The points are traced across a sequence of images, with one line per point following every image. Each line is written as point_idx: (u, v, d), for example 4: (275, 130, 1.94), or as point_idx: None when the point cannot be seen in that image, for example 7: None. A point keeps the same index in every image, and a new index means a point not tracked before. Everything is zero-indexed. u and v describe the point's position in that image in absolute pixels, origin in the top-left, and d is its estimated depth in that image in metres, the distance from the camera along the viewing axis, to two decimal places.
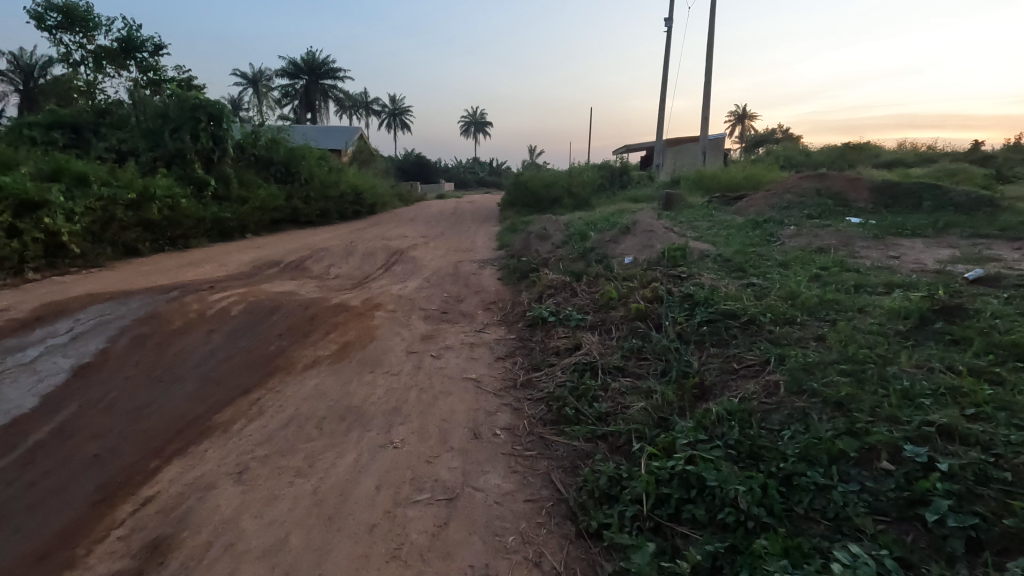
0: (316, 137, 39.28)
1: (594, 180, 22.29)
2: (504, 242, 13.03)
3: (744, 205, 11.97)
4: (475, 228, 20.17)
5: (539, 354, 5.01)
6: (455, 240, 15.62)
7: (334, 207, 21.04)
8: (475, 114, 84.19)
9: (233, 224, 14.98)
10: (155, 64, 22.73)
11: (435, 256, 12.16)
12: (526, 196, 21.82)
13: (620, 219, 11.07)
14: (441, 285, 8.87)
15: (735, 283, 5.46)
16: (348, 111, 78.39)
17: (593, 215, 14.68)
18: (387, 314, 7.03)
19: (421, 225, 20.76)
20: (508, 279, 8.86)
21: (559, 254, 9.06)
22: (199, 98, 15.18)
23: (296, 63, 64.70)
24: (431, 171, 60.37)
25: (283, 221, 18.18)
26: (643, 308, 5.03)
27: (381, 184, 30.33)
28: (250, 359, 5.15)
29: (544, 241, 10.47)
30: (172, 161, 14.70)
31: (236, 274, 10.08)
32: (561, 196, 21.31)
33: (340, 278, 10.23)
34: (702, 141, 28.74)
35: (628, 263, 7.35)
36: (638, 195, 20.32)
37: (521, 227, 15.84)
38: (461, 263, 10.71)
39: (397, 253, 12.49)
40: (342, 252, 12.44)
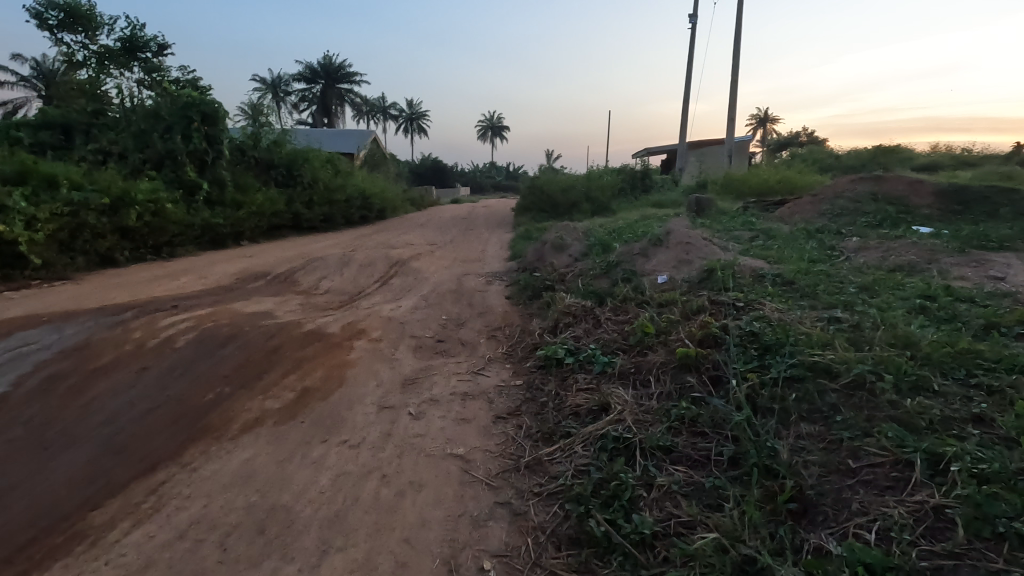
0: (330, 141, 38.65)
1: (614, 184, 20.92)
2: (515, 252, 11.79)
3: (788, 211, 10.57)
4: (487, 235, 18.94)
5: (553, 414, 3.73)
6: (463, 248, 14.41)
7: (340, 212, 20.03)
8: (493, 118, 83.41)
9: (226, 231, 14.00)
10: (159, 64, 22.07)
11: (439, 267, 10.98)
12: (542, 201, 20.54)
13: (648, 228, 9.75)
14: (440, 303, 7.67)
15: (813, 318, 4.14)
16: (366, 116, 78.15)
17: (615, 223, 13.36)
18: (369, 342, 5.85)
19: (430, 231, 19.64)
20: (517, 298, 7.63)
21: (578, 269, 7.80)
22: (192, 96, 14.19)
23: (314, 67, 64.53)
24: (448, 175, 59.50)
25: (284, 226, 17.20)
26: (692, 353, 3.72)
27: (393, 189, 29.31)
28: (175, 414, 3.99)
29: (560, 252, 9.21)
30: (162, 163, 13.76)
31: (214, 288, 9.01)
32: (579, 201, 19.99)
33: (328, 293, 9.10)
34: (729, 143, 27.15)
35: (662, 283, 6.08)
36: (663, 200, 18.90)
37: (535, 235, 14.62)
38: (466, 276, 9.49)
39: (397, 263, 11.34)
40: (337, 262, 11.32)
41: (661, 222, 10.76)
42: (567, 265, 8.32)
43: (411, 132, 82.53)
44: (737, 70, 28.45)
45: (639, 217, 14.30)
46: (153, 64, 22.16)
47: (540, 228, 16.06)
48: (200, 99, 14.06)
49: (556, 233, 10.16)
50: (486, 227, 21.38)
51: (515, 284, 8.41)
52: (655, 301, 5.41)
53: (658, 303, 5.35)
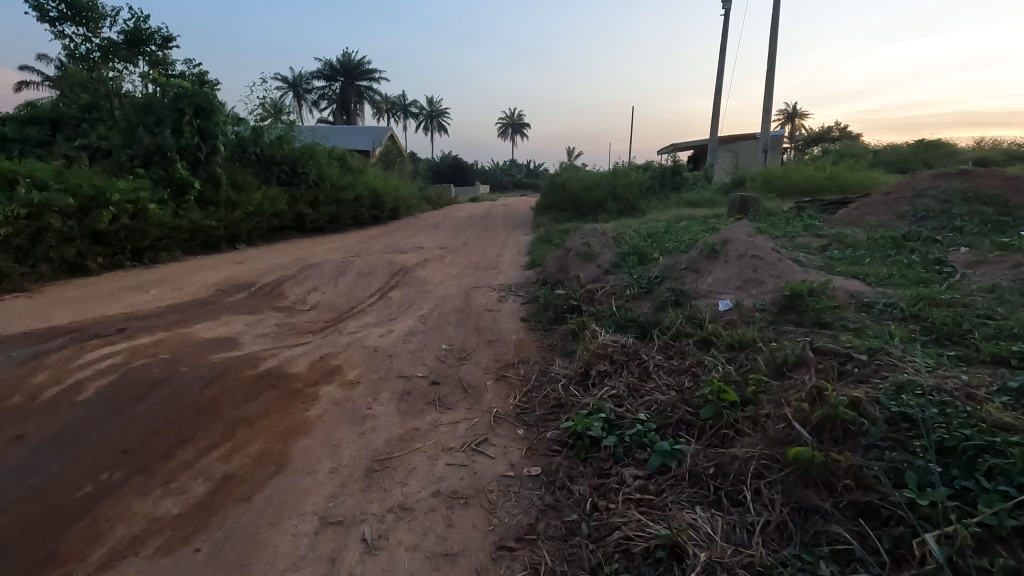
0: (345, 139, 37.76)
1: (642, 181, 19.33)
2: (535, 259, 10.38)
3: (856, 213, 8.95)
4: (504, 237, 17.53)
5: (587, 552, 2.35)
6: (477, 253, 13.03)
7: (348, 212, 18.84)
8: (514, 116, 82.37)
9: (219, 233, 12.89)
10: (163, 57, 21.23)
11: (447, 277, 9.63)
12: (564, 201, 19.08)
13: (691, 236, 8.24)
14: (441, 325, 6.32)
15: (987, 390, 2.72)
16: (386, 114, 77.55)
17: (647, 226, 11.83)
18: (341, 386, 4.54)
19: (444, 233, 18.33)
20: (536, 321, 6.25)
21: (610, 285, 6.38)
22: (184, 87, 13.07)
23: (334, 65, 63.96)
24: (467, 173, 58.38)
25: (287, 227, 16.06)
26: (816, 454, 2.31)
27: (407, 187, 28.06)
28: (23, 523, 2.69)
29: (587, 263, 7.79)
30: (151, 160, 12.71)
31: (185, 303, 7.81)
32: (604, 201, 18.47)
33: (316, 309, 7.85)
34: (766, 137, 25.23)
35: (725, 310, 4.64)
36: (697, 200, 17.25)
37: (557, 240, 13.19)
38: (475, 289, 8.14)
39: (400, 271, 10.03)
40: (333, 270, 10.07)
41: (705, 227, 9.23)
42: (596, 280, 6.89)
43: (432, 130, 81.50)
44: (773, 60, 26.56)
45: (673, 219, 12.76)
46: (158, 58, 21.29)
47: (562, 231, 14.63)
48: (192, 91, 12.93)
49: (582, 238, 8.70)
50: (503, 228, 19.97)
51: (534, 301, 7.02)
52: (723, 343, 3.97)
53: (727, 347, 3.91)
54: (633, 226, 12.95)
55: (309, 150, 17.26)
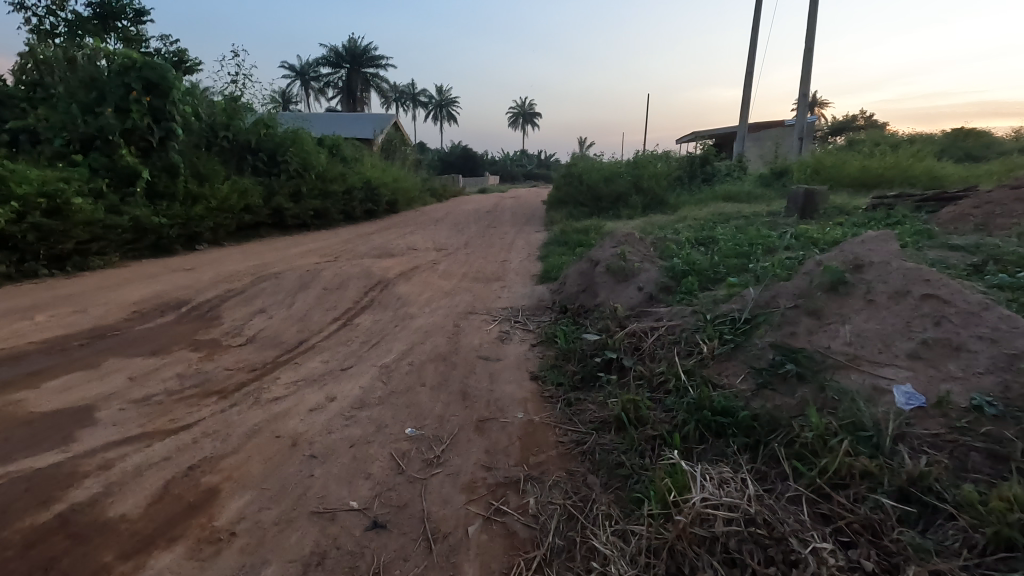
0: (346, 127, 35.68)
1: (669, 172, 17.08)
2: (549, 269, 8.21)
3: (981, 214, 6.68)
4: (513, 235, 15.37)
5: None
6: (478, 258, 10.85)
7: (338, 206, 16.77)
8: (526, 105, 79.90)
9: (173, 234, 10.88)
10: (138, 33, 19.22)
11: (436, 293, 7.50)
12: (580, 193, 16.88)
13: (766, 249, 6.07)
14: (410, 387, 4.21)
15: None
16: (394, 103, 75.40)
17: (689, 228, 9.61)
18: (193, 548, 2.46)
19: (446, 230, 16.23)
20: (555, 385, 4.13)
21: (666, 327, 4.24)
22: (131, 57, 10.95)
23: (340, 53, 61.86)
24: (477, 164, 56.14)
25: (264, 224, 14.01)
26: None
27: (409, 178, 25.93)
28: None
29: (624, 285, 5.63)
30: (92, 145, 10.70)
31: (76, 334, 5.80)
32: (627, 194, 16.23)
33: (252, 345, 5.76)
34: (803, 123, 22.73)
35: (916, 411, 2.48)
36: (736, 194, 14.93)
37: (575, 243, 11.04)
38: (470, 316, 6.00)
39: (377, 285, 7.92)
40: (294, 282, 7.98)
41: (774, 234, 7.03)
42: (641, 316, 4.73)
43: (441, 119, 79.27)
44: (812, 39, 24.07)
45: (715, 218, 10.55)
46: (132, 34, 19.24)
47: (580, 228, 12.49)
48: (140, 62, 10.83)
49: (613, 246, 6.55)
50: (512, 224, 17.78)
51: (552, 345, 4.88)
52: (975, 527, 1.98)
53: (992, 543, 1.92)
54: (669, 227, 10.77)
55: (290, 136, 15.20)
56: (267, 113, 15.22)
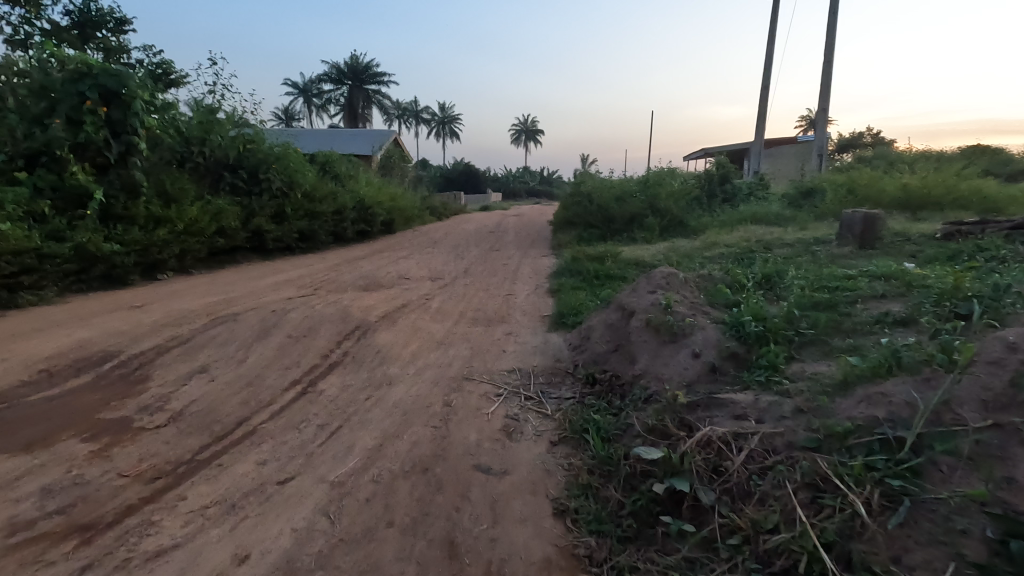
0: (344, 144, 34.59)
1: (687, 192, 15.74)
2: (564, 311, 6.77)
3: None
4: (517, 259, 13.98)
5: None
6: (477, 292, 9.42)
7: (327, 228, 15.42)
8: (529, 122, 79.45)
9: (127, 262, 9.51)
10: (118, 43, 18.04)
11: (425, 344, 6.06)
12: (590, 214, 15.53)
13: (853, 298, 4.66)
14: (369, 530, 2.77)
15: None
16: (396, 120, 74.83)
17: (726, 261, 8.19)
18: None
19: (444, 254, 14.86)
20: (592, 531, 2.72)
21: (758, 434, 2.81)
22: (87, 63, 9.62)
23: (341, 69, 61.25)
24: (479, 181, 55.12)
25: (241, 248, 12.66)
26: None
27: (406, 197, 24.64)
28: None
29: (673, 348, 4.19)
30: (38, 161, 9.36)
31: None
32: (642, 215, 14.84)
33: (174, 427, 4.32)
34: (824, 139, 21.45)
35: None
36: (764, 216, 13.52)
37: (589, 275, 9.61)
38: (465, 386, 4.55)
39: (354, 331, 6.49)
40: (254, 327, 6.55)
41: (850, 274, 5.61)
42: (710, 406, 3.29)
43: (443, 136, 78.62)
44: (830, 51, 22.95)
45: (751, 247, 9.15)
46: (112, 45, 18.04)
47: (594, 255, 11.07)
48: (97, 68, 9.50)
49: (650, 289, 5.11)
50: (516, 247, 16.39)
51: (580, 446, 3.46)
52: None
53: None
54: (699, 257, 9.33)
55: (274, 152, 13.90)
56: (248, 126, 13.96)
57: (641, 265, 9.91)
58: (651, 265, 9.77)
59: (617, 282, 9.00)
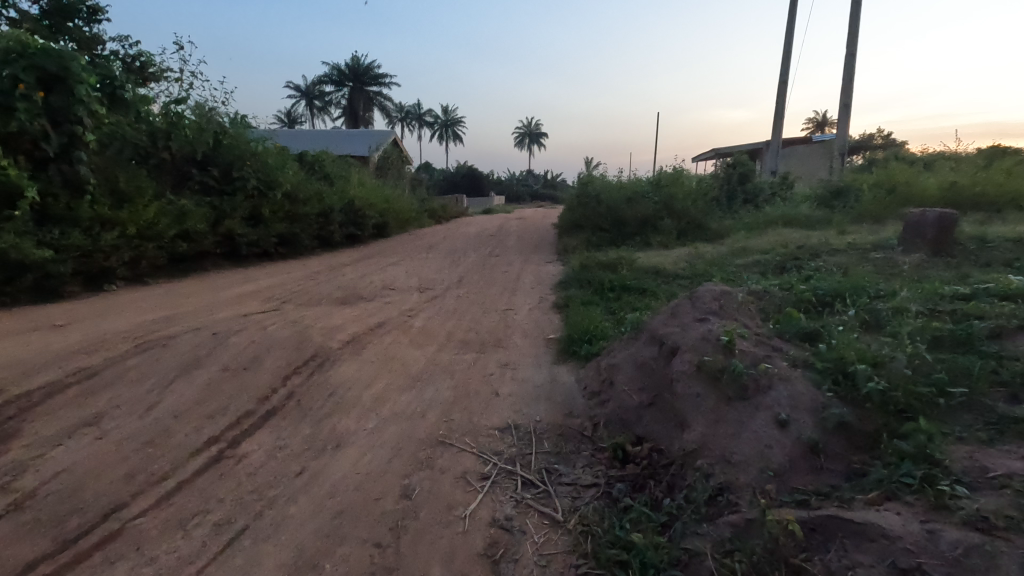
0: (341, 145, 33.41)
1: (704, 192, 14.37)
2: (575, 335, 5.41)
3: None
4: (518, 266, 12.64)
5: None
6: (470, 306, 8.06)
7: (312, 232, 14.11)
8: (533, 125, 78.41)
9: (64, 271, 8.22)
10: (93, 34, 16.81)
11: (397, 381, 4.69)
12: (599, 216, 14.19)
13: (990, 331, 3.28)
14: None
15: None
16: (398, 122, 73.85)
17: (766, 273, 6.81)
18: None
19: (438, 260, 13.52)
20: None
21: None
22: (22, 40, 8.09)
23: (342, 71, 60.28)
24: (482, 184, 53.95)
25: (211, 254, 11.34)
26: None
27: (403, 198, 23.35)
28: None
29: (746, 411, 2.83)
30: None
31: None
32: (656, 217, 13.47)
33: (13, 521, 3.00)
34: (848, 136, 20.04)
35: None
36: (793, 219, 12.12)
37: (602, 286, 8.25)
38: (436, 463, 3.23)
39: (311, 360, 5.13)
40: (184, 356, 5.19)
41: (957, 292, 4.22)
42: (837, 543, 2.04)
43: (446, 139, 77.56)
44: (852, 43, 21.56)
45: (791, 255, 7.78)
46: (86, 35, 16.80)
47: (605, 262, 9.71)
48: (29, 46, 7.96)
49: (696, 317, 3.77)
50: (517, 252, 15.04)
51: None
52: None
53: None
54: (730, 268, 7.96)
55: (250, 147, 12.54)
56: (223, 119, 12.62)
57: (661, 274, 8.53)
58: (673, 274, 8.39)
59: (634, 296, 7.62)
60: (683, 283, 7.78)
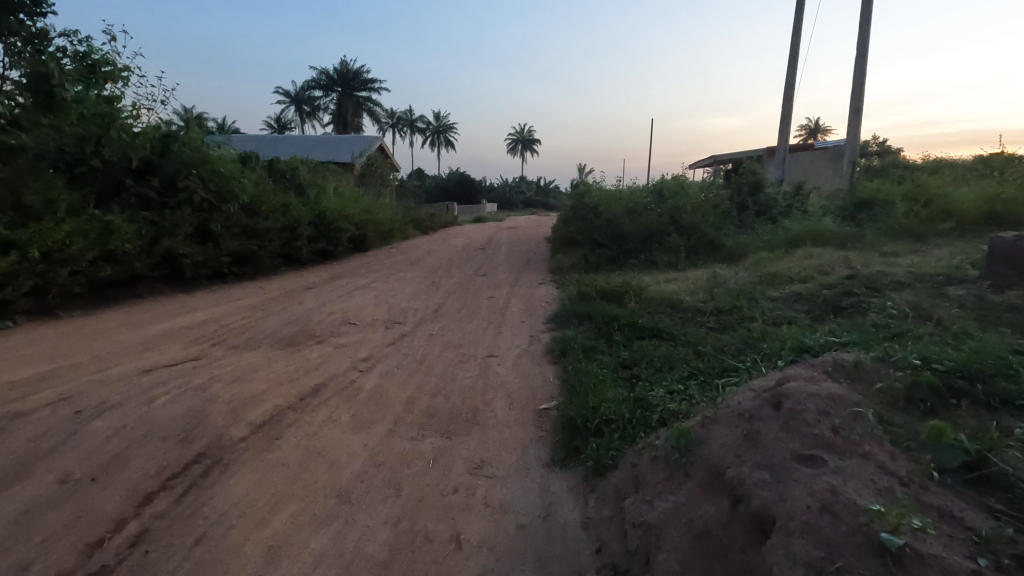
0: (323, 150, 31.86)
1: (713, 203, 12.93)
2: (579, 421, 3.90)
3: None
4: (506, 288, 11.11)
5: None
6: (443, 350, 6.48)
7: (275, 248, 12.48)
8: (525, 132, 77.60)
9: None
10: None
11: (311, 513, 3.11)
12: (596, 231, 12.70)
13: None
14: None
15: None
16: (388, 128, 72.43)
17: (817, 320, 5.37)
18: None
19: (416, 281, 11.99)
20: None
21: None
22: None
23: (329, 75, 58.76)
24: (473, 191, 52.49)
25: (145, 278, 9.71)
26: None
27: (385, 208, 21.79)
28: None
29: None
30: None
31: None
32: (662, 232, 12.01)
33: None
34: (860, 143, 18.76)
35: None
36: (817, 236, 10.70)
37: (606, 322, 6.72)
38: None
39: (195, 465, 3.51)
40: (9, 456, 3.55)
41: None
42: None
43: (437, 145, 76.23)
44: (863, 43, 20.29)
45: (840, 287, 6.30)
46: None
47: (608, 286, 8.21)
48: None
49: (800, 461, 2.32)
50: (506, 270, 13.53)
51: None
52: None
53: None
54: (763, 304, 6.48)
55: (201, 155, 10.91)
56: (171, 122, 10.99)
57: (678, 307, 7.02)
58: (693, 307, 6.89)
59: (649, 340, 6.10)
60: (707, 323, 6.28)
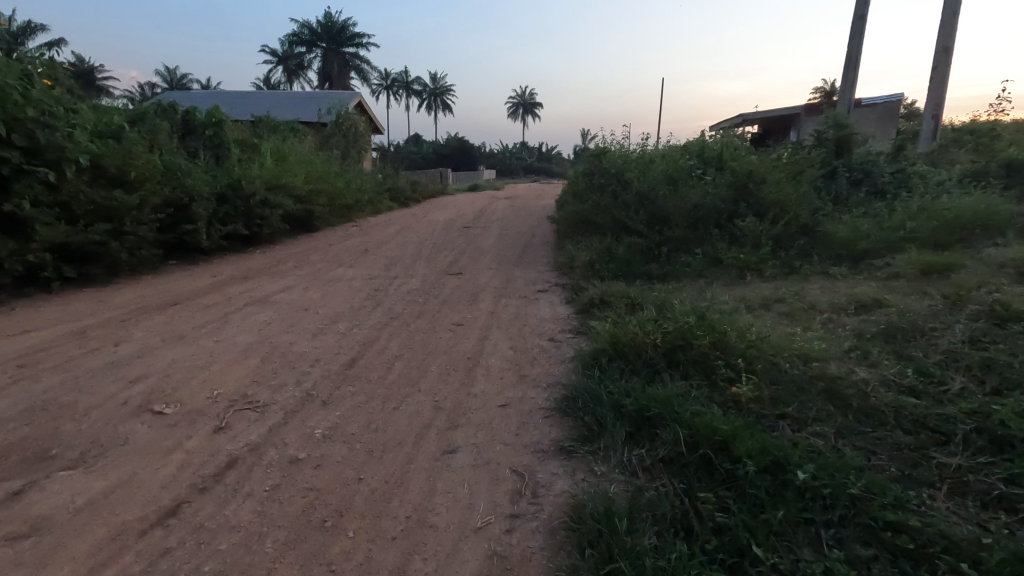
0: (291, 109, 27.49)
1: (795, 170, 8.76)
2: None
3: None
4: (487, 301, 7.09)
5: None
6: (281, 559, 2.51)
7: (149, 237, 8.43)
8: (527, 96, 72.68)
9: None
10: None
11: None
12: (624, 209, 8.57)
13: None
14: None
15: None
16: (380, 90, 67.32)
17: None
18: None
19: (353, 286, 7.94)
20: None
21: None
22: None
23: (312, 29, 53.51)
24: (471, 158, 47.90)
25: None
26: None
27: (351, 175, 17.56)
28: None
29: None
30: None
31: None
32: (725, 214, 7.89)
33: None
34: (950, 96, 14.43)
35: None
36: (993, 221, 6.57)
37: (706, 460, 2.78)
38: None
39: None
40: None
41: None
42: None
43: (433, 109, 71.09)
44: None
45: None
46: None
47: (673, 323, 4.17)
48: None
49: None
50: (492, 264, 9.45)
51: None
52: None
53: None
54: None
55: (12, 90, 6.82)
56: None
57: (864, 407, 3.08)
58: (910, 413, 2.96)
59: (856, 556, 2.23)
60: (996, 496, 2.45)
